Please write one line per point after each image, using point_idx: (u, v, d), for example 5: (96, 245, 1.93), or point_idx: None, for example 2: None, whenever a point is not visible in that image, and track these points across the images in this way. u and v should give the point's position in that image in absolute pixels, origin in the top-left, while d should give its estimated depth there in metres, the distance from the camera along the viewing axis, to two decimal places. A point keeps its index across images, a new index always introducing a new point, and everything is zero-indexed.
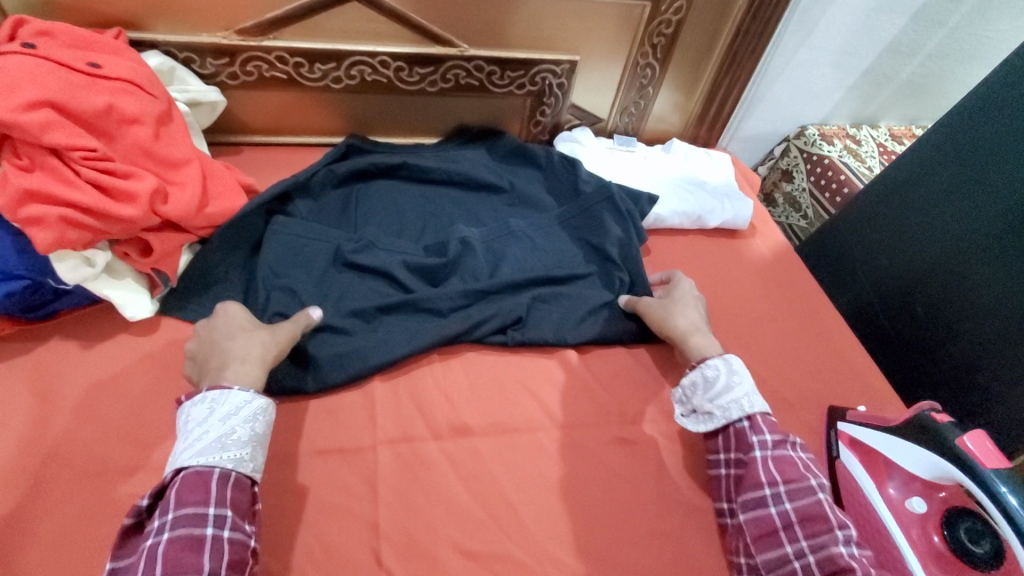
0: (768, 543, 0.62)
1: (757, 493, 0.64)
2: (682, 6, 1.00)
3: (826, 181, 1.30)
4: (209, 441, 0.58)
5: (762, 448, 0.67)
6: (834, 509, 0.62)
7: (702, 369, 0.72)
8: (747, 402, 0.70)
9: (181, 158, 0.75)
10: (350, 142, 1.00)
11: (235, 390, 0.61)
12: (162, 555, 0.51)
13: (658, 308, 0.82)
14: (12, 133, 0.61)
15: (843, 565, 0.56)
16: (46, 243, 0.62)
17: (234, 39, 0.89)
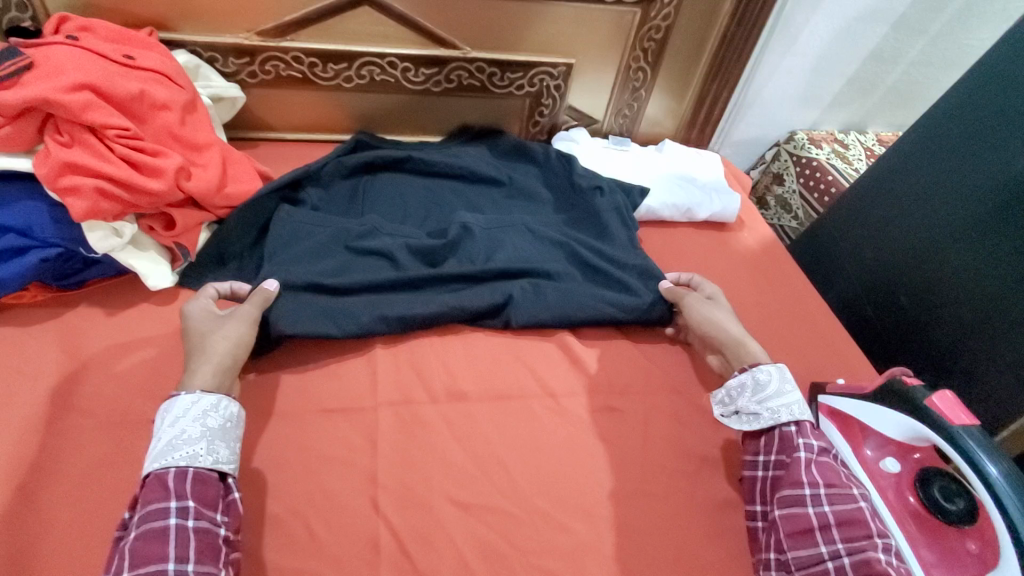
0: (802, 540, 0.63)
1: (796, 492, 0.65)
2: (670, 13, 1.08)
3: (814, 182, 1.35)
4: (161, 446, 0.59)
5: (805, 451, 0.68)
6: (875, 518, 0.63)
7: (756, 372, 0.73)
8: (797, 408, 0.71)
9: (204, 142, 0.82)
10: (358, 138, 1.06)
11: (180, 396, 0.62)
12: (131, 550, 0.53)
13: (707, 308, 0.84)
14: (56, 111, 0.68)
15: (879, 570, 0.57)
16: (80, 211, 0.69)
17: (254, 40, 0.96)
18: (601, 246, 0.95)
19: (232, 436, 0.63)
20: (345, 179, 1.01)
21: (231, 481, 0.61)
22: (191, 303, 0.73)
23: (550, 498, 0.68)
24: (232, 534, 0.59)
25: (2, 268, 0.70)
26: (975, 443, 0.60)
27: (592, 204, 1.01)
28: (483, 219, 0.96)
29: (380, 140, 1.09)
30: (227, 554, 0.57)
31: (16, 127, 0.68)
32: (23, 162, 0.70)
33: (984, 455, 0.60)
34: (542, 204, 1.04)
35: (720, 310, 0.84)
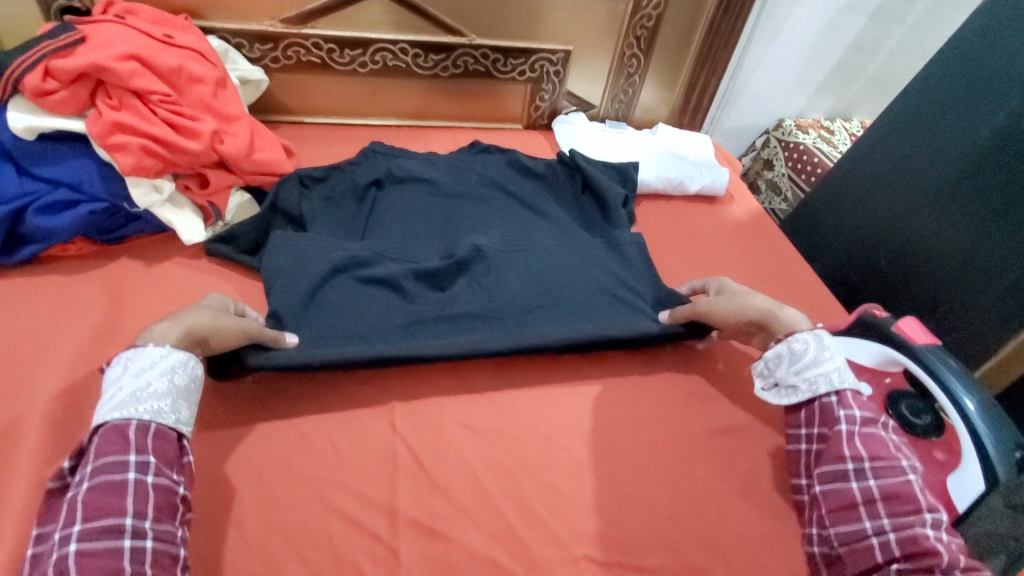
0: (845, 516, 0.62)
1: (837, 467, 0.64)
2: (660, 3, 1.16)
3: (802, 165, 1.42)
4: (122, 396, 0.57)
5: (849, 424, 0.65)
6: (927, 492, 0.60)
7: (790, 342, 0.70)
8: (838, 376, 0.67)
9: (235, 113, 0.89)
10: (370, 148, 1.04)
11: (148, 347, 0.60)
12: (83, 502, 0.51)
13: (721, 302, 0.79)
14: (106, 76, 0.76)
15: (928, 548, 0.55)
16: (127, 165, 0.77)
17: (278, 27, 1.05)
18: (619, 275, 0.90)
19: (194, 398, 0.62)
20: (352, 196, 0.97)
21: (188, 443, 0.60)
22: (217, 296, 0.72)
23: (552, 424, 0.74)
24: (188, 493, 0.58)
25: (54, 220, 0.78)
26: (949, 372, 0.66)
27: (614, 234, 0.97)
28: (495, 240, 0.90)
29: (384, 148, 1.07)
30: (182, 514, 0.56)
31: (71, 91, 0.76)
32: (76, 124, 0.78)
33: (962, 388, 0.64)
34: (552, 219, 1.00)
35: (735, 297, 0.80)
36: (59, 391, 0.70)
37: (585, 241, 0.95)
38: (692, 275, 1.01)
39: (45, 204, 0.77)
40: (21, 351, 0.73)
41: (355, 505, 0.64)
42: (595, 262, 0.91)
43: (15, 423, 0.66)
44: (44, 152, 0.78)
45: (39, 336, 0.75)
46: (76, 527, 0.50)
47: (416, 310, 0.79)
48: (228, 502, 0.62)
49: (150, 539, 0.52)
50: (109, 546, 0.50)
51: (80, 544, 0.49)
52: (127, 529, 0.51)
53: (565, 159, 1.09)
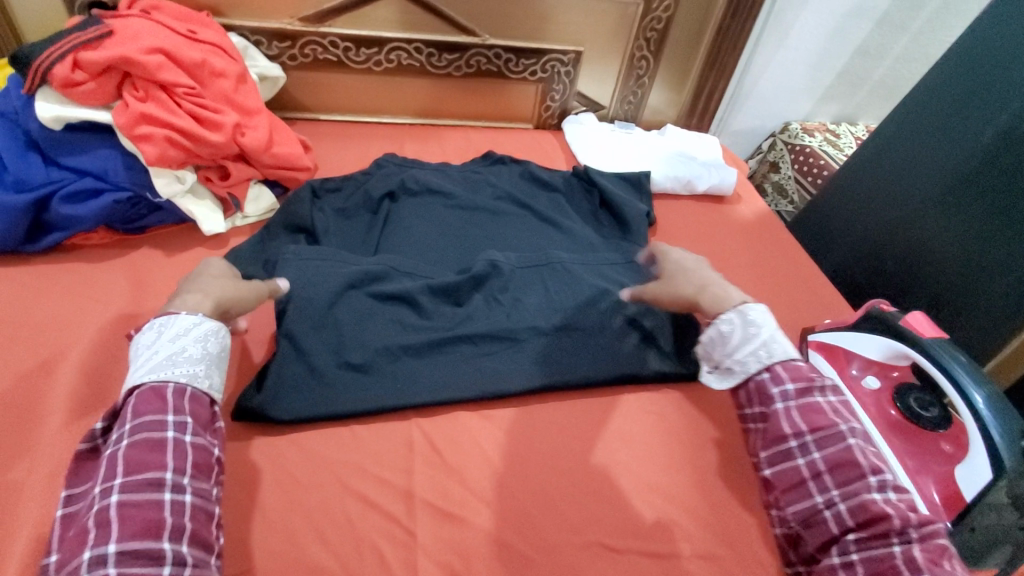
0: (798, 494, 0.63)
1: (783, 446, 0.65)
2: (670, 6, 1.18)
3: (808, 167, 1.44)
4: (160, 359, 0.61)
5: (783, 400, 0.66)
6: (869, 453, 0.62)
7: (716, 326, 0.71)
8: (766, 350, 0.68)
9: (255, 108, 0.91)
10: (384, 159, 1.08)
11: (182, 315, 0.64)
12: (125, 457, 0.55)
13: (661, 290, 0.83)
14: (134, 69, 0.79)
15: (877, 512, 0.57)
16: (152, 155, 0.78)
17: (296, 25, 1.07)
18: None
19: (224, 366, 0.66)
20: (367, 208, 0.98)
21: (218, 410, 0.64)
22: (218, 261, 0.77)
23: (564, 414, 0.76)
24: (219, 456, 0.62)
25: (79, 208, 0.80)
26: (960, 368, 0.66)
27: (631, 250, 0.99)
28: (510, 257, 0.91)
29: (402, 160, 1.10)
30: (214, 474, 0.60)
31: (99, 83, 0.78)
32: (103, 115, 0.80)
33: (970, 381, 0.65)
34: (566, 233, 1.01)
35: (676, 281, 0.82)
36: (81, 374, 0.71)
37: (601, 257, 0.97)
38: None
39: (71, 192, 0.79)
40: (46, 335, 0.74)
41: (373, 488, 0.65)
42: (607, 279, 0.93)
43: (40, 404, 0.68)
44: (70, 141, 0.80)
45: (64, 320, 0.76)
46: (118, 480, 0.53)
47: (431, 327, 0.80)
48: (250, 481, 0.64)
49: (188, 493, 0.55)
50: (149, 498, 0.53)
51: (123, 495, 0.52)
52: (167, 483, 0.55)
53: (579, 173, 1.13)
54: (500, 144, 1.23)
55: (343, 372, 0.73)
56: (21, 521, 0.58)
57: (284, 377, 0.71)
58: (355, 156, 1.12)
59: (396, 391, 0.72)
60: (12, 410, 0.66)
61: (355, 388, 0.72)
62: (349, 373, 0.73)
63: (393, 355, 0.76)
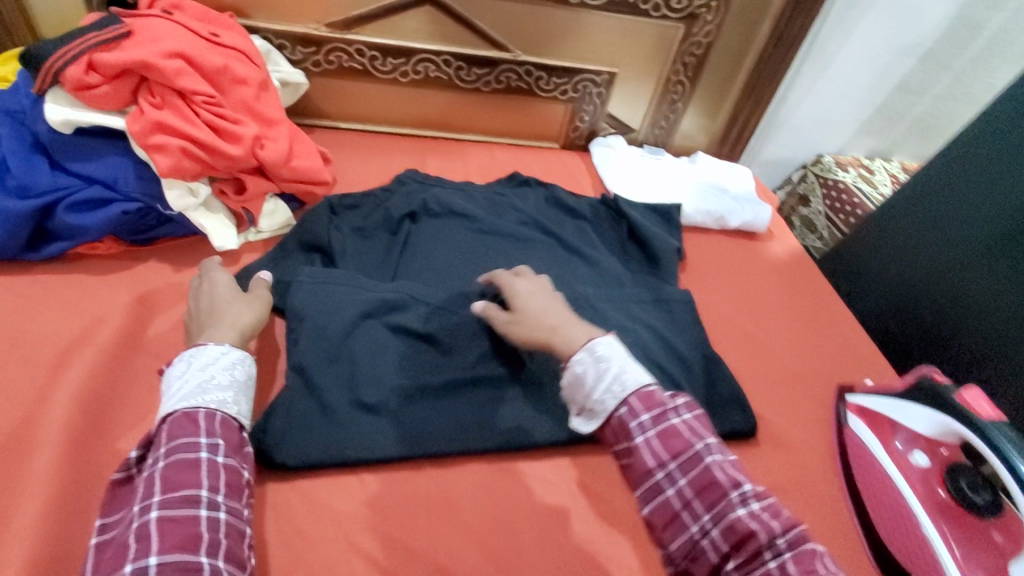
0: (673, 529, 0.53)
1: (649, 481, 0.54)
2: (711, 31, 1.13)
3: (841, 204, 1.39)
4: (189, 387, 0.59)
5: (642, 433, 0.54)
6: (728, 464, 0.54)
7: (570, 369, 0.59)
8: (619, 383, 0.57)
9: (275, 117, 0.86)
10: (407, 176, 1.03)
11: (209, 345, 0.63)
12: (161, 477, 0.53)
13: (513, 323, 0.70)
14: (152, 74, 0.74)
15: (745, 531, 0.49)
16: (165, 167, 0.74)
17: (322, 31, 1.03)
18: (660, 333, 0.87)
19: (251, 395, 0.64)
20: (385, 229, 0.94)
21: (247, 434, 0.62)
22: (220, 273, 0.75)
23: (583, 471, 0.73)
24: (250, 478, 0.60)
25: (86, 217, 0.75)
26: (1008, 442, 0.63)
27: (660, 288, 0.94)
28: None
29: (427, 177, 1.05)
30: (246, 495, 0.58)
31: (114, 86, 0.73)
32: (115, 120, 0.75)
33: (1017, 455, 0.62)
34: (593, 265, 0.97)
35: (527, 314, 0.69)
36: (76, 398, 0.66)
37: (630, 294, 0.92)
38: (734, 314, 0.97)
39: (78, 201, 0.75)
40: (42, 352, 0.70)
41: (381, 549, 0.62)
42: (634, 319, 0.88)
43: (31, 429, 0.63)
44: (81, 147, 0.76)
45: (63, 336, 0.72)
46: (155, 498, 0.52)
47: (449, 366, 0.75)
48: (255, 536, 0.61)
49: (223, 510, 0.54)
50: (186, 514, 0.51)
51: (162, 511, 0.51)
52: (203, 500, 0.53)
53: (607, 202, 1.08)
54: (525, 164, 1.19)
55: (356, 412, 0.69)
56: (1, 566, 0.54)
57: (294, 416, 0.67)
58: (375, 171, 1.07)
59: (410, 437, 0.69)
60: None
61: (369, 431, 0.68)
62: (362, 414, 0.69)
63: (408, 396, 0.72)
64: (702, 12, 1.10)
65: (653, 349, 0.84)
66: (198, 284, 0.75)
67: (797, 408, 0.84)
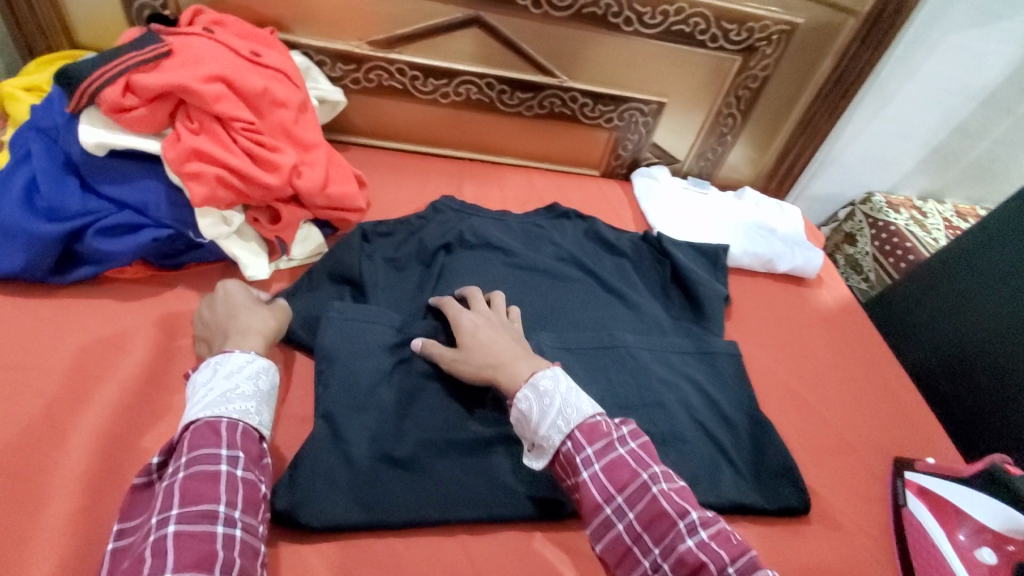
0: (627, 564, 0.56)
1: (599, 517, 0.57)
2: (769, 65, 1.08)
3: (891, 247, 1.33)
4: (213, 396, 0.58)
5: (587, 467, 0.58)
6: (674, 492, 0.57)
7: (516, 406, 0.63)
8: (563, 418, 0.61)
9: (313, 142, 0.83)
10: (443, 203, 0.99)
11: (235, 352, 0.63)
12: (180, 489, 0.52)
13: (459, 361, 0.70)
14: (190, 98, 0.71)
15: (694, 562, 0.53)
16: (200, 196, 0.71)
17: (364, 49, 0.99)
18: (704, 389, 0.82)
19: (273, 404, 0.63)
20: (418, 260, 0.90)
21: (267, 445, 0.60)
22: (232, 282, 0.74)
23: None
24: (267, 491, 0.58)
25: (115, 243, 0.73)
26: None
27: (705, 338, 0.89)
28: (570, 338, 0.82)
29: (465, 206, 1.00)
30: (264, 509, 0.56)
31: (151, 109, 0.71)
32: (151, 143, 0.73)
33: None
34: (632, 308, 0.92)
35: (470, 351, 0.70)
36: (92, 439, 0.62)
37: (671, 344, 0.86)
38: (783, 372, 0.91)
39: (108, 226, 0.72)
40: (60, 386, 0.66)
41: None
42: (677, 372, 0.83)
43: (44, 473, 0.59)
44: (113, 170, 0.73)
45: (83, 368, 0.68)
46: (174, 511, 0.50)
47: (481, 421, 0.71)
48: None
49: (239, 527, 0.52)
50: (203, 530, 0.50)
51: (179, 526, 0.49)
52: (220, 516, 0.51)
53: (650, 240, 1.02)
54: (564, 193, 1.14)
55: (383, 466, 0.66)
56: None
57: (317, 470, 0.63)
58: (410, 196, 1.03)
59: (439, 497, 0.65)
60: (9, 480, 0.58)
61: (396, 490, 0.64)
62: (389, 469, 0.66)
63: (436, 451, 0.68)
64: (761, 45, 1.05)
65: (697, 409, 0.79)
66: (209, 296, 0.74)
67: (846, 482, 0.80)
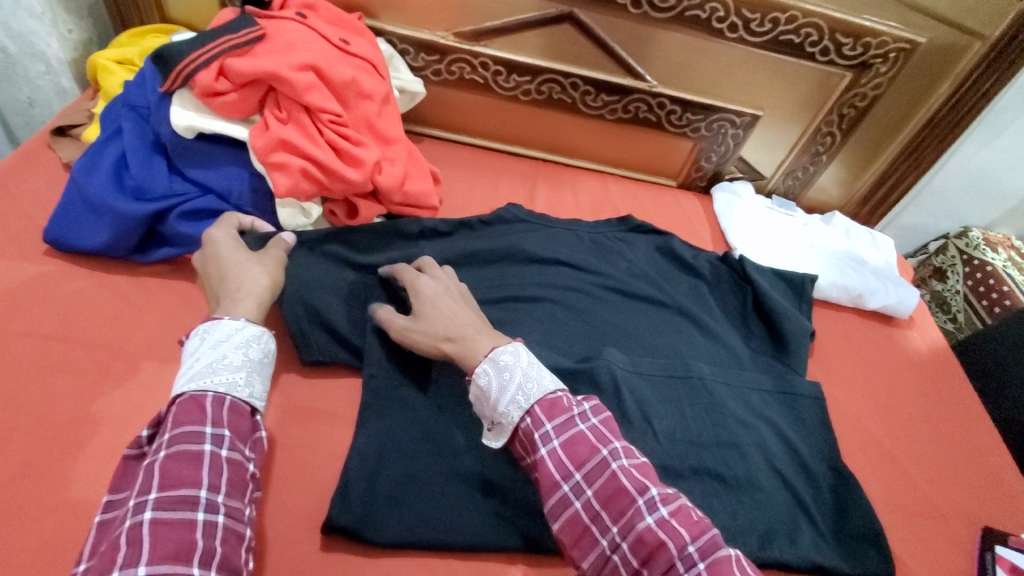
0: (584, 544, 0.52)
1: (555, 496, 0.53)
2: (881, 84, 1.00)
3: (985, 288, 1.22)
4: (199, 368, 0.53)
5: (545, 444, 0.54)
6: (634, 468, 0.54)
7: (475, 381, 0.59)
8: (523, 393, 0.57)
9: (394, 136, 0.80)
10: (508, 211, 0.92)
11: (224, 321, 0.57)
12: (160, 470, 0.47)
13: (419, 331, 0.65)
14: (282, 87, 0.70)
15: (653, 541, 0.49)
16: (283, 186, 0.70)
17: (449, 40, 0.96)
18: (783, 433, 0.77)
19: (267, 373, 0.58)
20: (488, 260, 0.85)
21: (259, 419, 0.56)
22: (217, 230, 0.67)
23: None
24: (256, 471, 0.54)
25: (196, 227, 0.72)
26: None
27: (788, 377, 0.83)
28: (640, 364, 0.77)
29: (534, 215, 0.94)
30: (251, 490, 0.52)
31: (241, 95, 0.70)
32: (239, 129, 0.72)
33: None
34: (707, 335, 0.87)
35: (426, 320, 0.65)
36: None
37: (750, 380, 0.81)
38: (869, 422, 0.85)
39: (190, 210, 0.72)
40: (133, 365, 0.67)
41: None
42: (754, 412, 0.78)
43: (115, 452, 0.60)
44: (200, 153, 0.73)
45: (154, 349, 0.68)
46: (152, 494, 0.46)
47: None
48: None
49: (222, 514, 0.48)
50: (182, 517, 0.46)
51: (155, 512, 0.45)
52: (201, 501, 0.47)
53: (730, 262, 0.96)
54: (638, 202, 1.08)
55: (451, 484, 0.63)
56: None
57: (390, 488, 0.61)
58: (481, 195, 1.00)
59: (519, 525, 0.62)
60: (83, 458, 0.59)
61: (471, 513, 0.62)
62: (461, 490, 0.63)
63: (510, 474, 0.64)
64: (876, 63, 0.96)
65: (775, 456, 0.74)
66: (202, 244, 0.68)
67: (932, 549, 0.73)
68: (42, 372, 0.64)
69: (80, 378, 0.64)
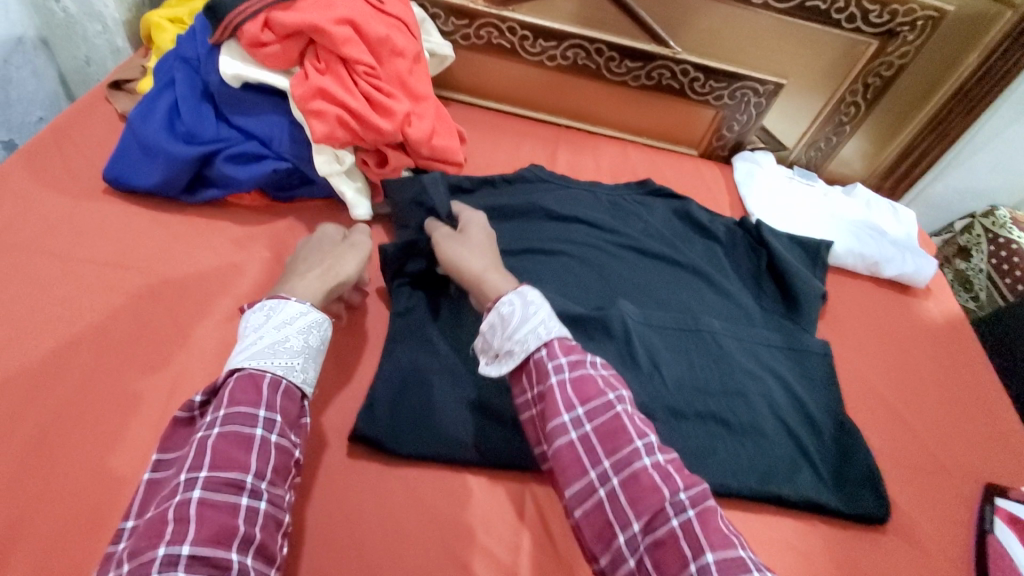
0: (572, 474, 0.53)
1: (553, 425, 0.54)
2: (908, 52, 0.99)
3: (1009, 266, 1.19)
4: (262, 346, 0.58)
5: (558, 374, 0.55)
6: (636, 416, 0.55)
7: (499, 308, 0.60)
8: (545, 327, 0.58)
9: (424, 94, 0.84)
10: (527, 172, 0.96)
11: (292, 302, 0.62)
12: (211, 448, 0.51)
13: (454, 240, 0.73)
14: (322, 39, 0.75)
15: (647, 482, 0.50)
16: (320, 133, 0.75)
17: (478, 4, 1.00)
18: (790, 386, 0.80)
19: (320, 362, 0.62)
20: (507, 215, 0.89)
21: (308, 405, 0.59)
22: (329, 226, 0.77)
23: None
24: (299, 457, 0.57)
25: (240, 171, 0.78)
26: None
27: (797, 336, 0.86)
28: (651, 315, 0.81)
29: (551, 176, 0.98)
30: (292, 477, 0.55)
31: (284, 46, 0.75)
32: (280, 79, 0.77)
33: None
34: (719, 292, 0.89)
35: (466, 241, 0.73)
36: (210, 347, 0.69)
37: (758, 335, 0.84)
38: (876, 380, 0.87)
39: (234, 154, 0.77)
40: (183, 295, 0.73)
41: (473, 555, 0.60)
42: (762, 365, 0.81)
43: (169, 368, 0.67)
44: (246, 102, 0.78)
45: (201, 282, 0.75)
46: (202, 472, 0.49)
47: None
48: (352, 510, 0.60)
49: (264, 500, 0.51)
50: (227, 500, 0.49)
51: (204, 492, 0.48)
52: (247, 487, 0.50)
53: (747, 226, 0.98)
54: (658, 168, 1.10)
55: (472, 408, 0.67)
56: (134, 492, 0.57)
57: (413, 408, 0.66)
58: (503, 156, 1.03)
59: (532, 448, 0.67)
60: (142, 372, 0.66)
61: (493, 433, 0.66)
62: (483, 413, 0.67)
63: None
64: (902, 31, 0.96)
65: (780, 406, 0.76)
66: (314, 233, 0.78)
67: (933, 500, 0.75)
68: (105, 299, 0.71)
69: (138, 305, 0.71)
